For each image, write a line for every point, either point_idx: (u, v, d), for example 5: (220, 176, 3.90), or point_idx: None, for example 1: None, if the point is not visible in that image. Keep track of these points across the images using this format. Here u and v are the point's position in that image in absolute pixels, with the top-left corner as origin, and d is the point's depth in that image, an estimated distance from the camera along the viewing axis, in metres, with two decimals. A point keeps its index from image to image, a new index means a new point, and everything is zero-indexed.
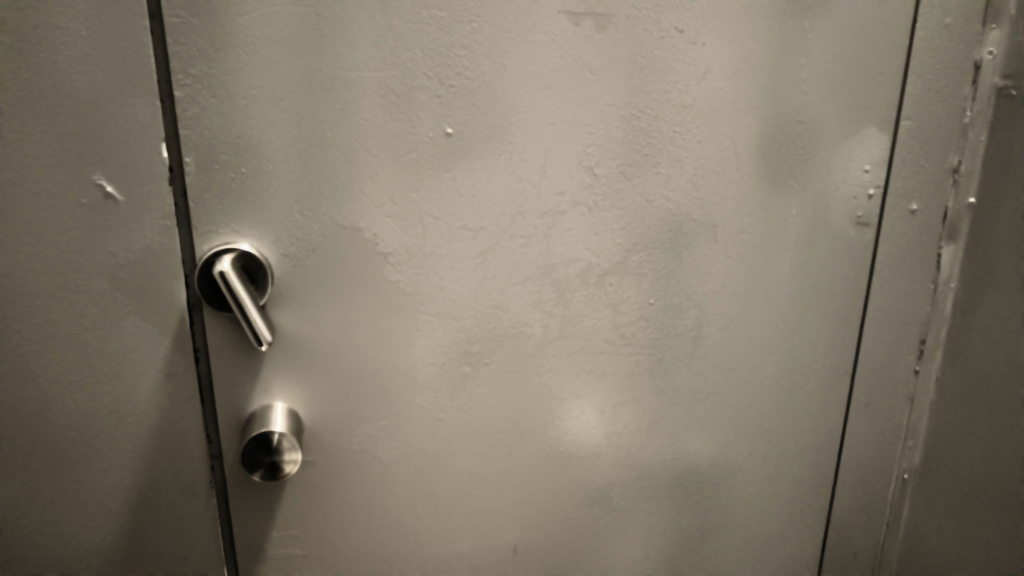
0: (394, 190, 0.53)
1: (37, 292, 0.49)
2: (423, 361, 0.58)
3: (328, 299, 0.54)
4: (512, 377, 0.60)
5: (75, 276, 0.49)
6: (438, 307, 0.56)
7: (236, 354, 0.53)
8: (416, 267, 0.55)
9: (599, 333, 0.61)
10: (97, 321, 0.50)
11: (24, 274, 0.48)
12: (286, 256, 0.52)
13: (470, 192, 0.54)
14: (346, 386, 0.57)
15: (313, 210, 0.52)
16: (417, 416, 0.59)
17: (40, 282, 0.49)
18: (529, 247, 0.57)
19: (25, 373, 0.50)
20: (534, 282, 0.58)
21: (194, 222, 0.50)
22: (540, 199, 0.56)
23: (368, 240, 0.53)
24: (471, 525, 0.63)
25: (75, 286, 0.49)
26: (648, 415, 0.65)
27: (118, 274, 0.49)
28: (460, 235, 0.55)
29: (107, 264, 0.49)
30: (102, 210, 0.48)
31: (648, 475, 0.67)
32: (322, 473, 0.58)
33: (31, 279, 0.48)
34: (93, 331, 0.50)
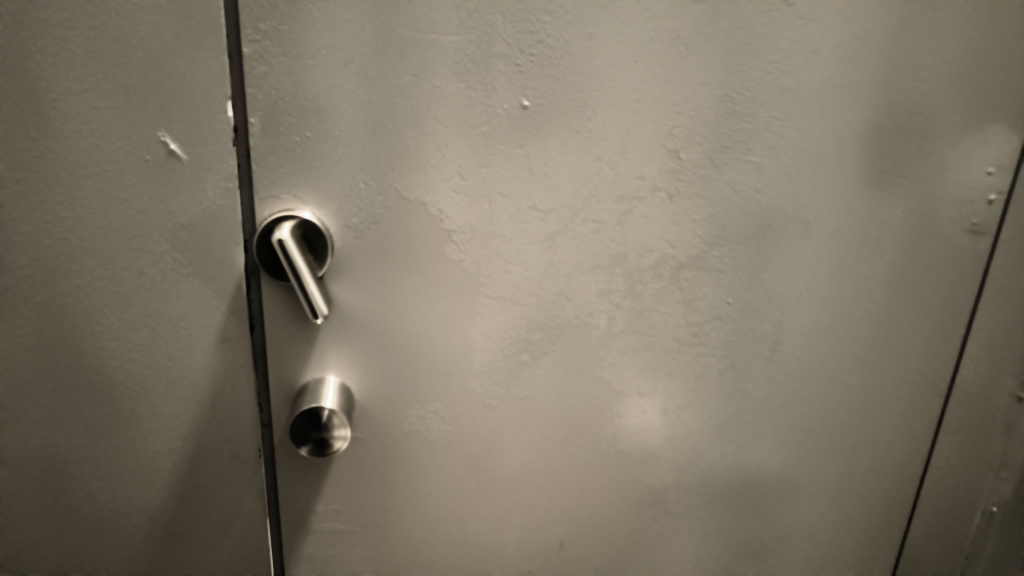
0: (464, 165, 0.50)
1: (99, 247, 0.48)
2: (480, 345, 0.55)
3: (387, 274, 0.52)
4: (573, 370, 0.57)
5: (137, 234, 0.48)
6: (500, 290, 0.54)
7: (292, 324, 0.52)
8: (481, 249, 0.52)
9: (669, 330, 0.57)
10: (156, 281, 0.49)
11: (88, 227, 0.48)
12: (348, 227, 0.50)
13: (543, 171, 0.51)
14: (401, 365, 0.54)
15: (378, 180, 0.49)
16: (470, 402, 0.56)
17: (103, 238, 0.48)
18: (602, 234, 0.53)
19: (85, 327, 0.50)
20: (604, 271, 0.54)
21: (256, 185, 0.48)
22: (618, 183, 0.52)
23: (432, 216, 0.51)
24: (518, 516, 0.61)
25: (135, 244, 0.48)
26: (714, 421, 0.61)
27: (179, 235, 0.48)
28: (530, 216, 0.52)
29: (168, 224, 0.48)
30: (165, 168, 0.47)
31: (710, 484, 0.63)
32: (370, 451, 0.56)
33: (94, 234, 0.48)
34: (151, 291, 0.50)
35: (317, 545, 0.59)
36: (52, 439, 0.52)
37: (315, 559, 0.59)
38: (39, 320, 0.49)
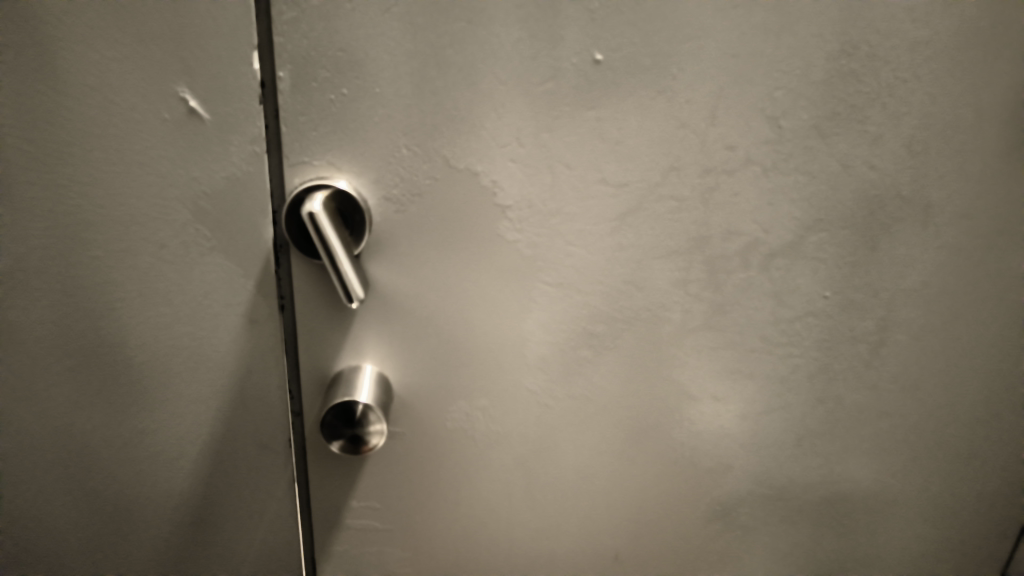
0: (524, 129, 0.43)
1: (116, 215, 0.43)
2: (535, 338, 0.48)
3: (431, 253, 0.45)
4: (640, 368, 0.50)
5: (156, 202, 0.43)
6: (561, 275, 0.47)
7: (325, 307, 0.46)
8: (540, 226, 0.45)
9: (755, 326, 0.49)
10: (177, 254, 0.44)
11: (102, 193, 0.43)
12: (388, 199, 0.44)
13: (616, 139, 0.44)
14: (446, 355, 0.48)
15: (423, 146, 0.43)
16: (522, 398, 0.50)
17: (120, 205, 0.43)
18: (682, 213, 0.45)
19: (102, 302, 0.45)
20: (682, 256, 0.47)
21: (285, 149, 0.42)
22: (704, 154, 0.44)
23: (486, 188, 0.44)
24: (571, 524, 0.55)
25: (155, 213, 0.43)
26: (800, 429, 0.52)
27: (201, 204, 0.43)
28: (598, 190, 0.45)
29: (190, 192, 0.43)
30: (185, 128, 0.41)
31: (793, 499, 0.55)
32: (409, 446, 0.51)
33: (110, 200, 0.43)
34: (173, 265, 0.45)
35: (351, 543, 0.54)
36: (72, 421, 0.48)
37: (348, 557, 0.54)
38: (54, 293, 0.45)
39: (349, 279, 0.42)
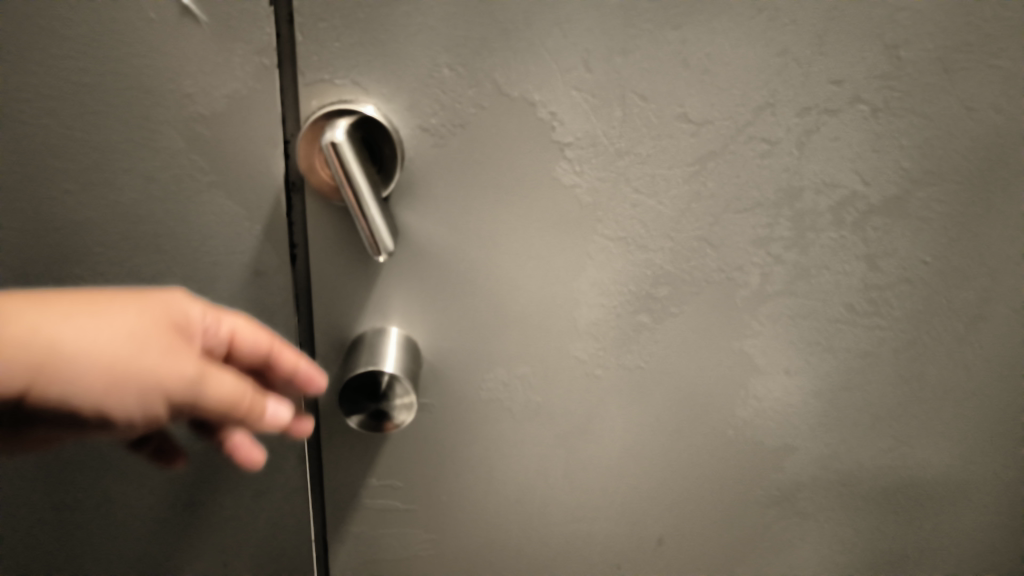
0: (592, 50, 0.35)
1: (92, 142, 0.35)
2: (589, 300, 0.42)
3: (474, 198, 0.38)
4: (705, 337, 0.43)
5: (141, 126, 0.35)
6: (623, 229, 0.40)
7: (346, 258, 0.39)
8: (604, 168, 0.38)
9: (840, 293, 0.43)
10: (168, 191, 0.37)
11: (73, 113, 0.35)
12: (425, 130, 0.36)
13: (701, 67, 0.36)
14: (485, 318, 0.42)
15: (470, 65, 0.35)
16: (569, 368, 0.44)
17: (96, 129, 0.35)
18: (773, 159, 0.39)
19: (79, 246, 0.38)
20: (767, 210, 0.40)
21: (301, 64, 0.34)
22: (805, 91, 0.37)
23: (544, 121, 0.37)
24: (614, 506, 0.49)
25: (140, 139, 0.35)
26: (875, 410, 0.47)
27: (197, 130, 0.35)
28: (675, 129, 0.37)
29: (183, 114, 0.35)
30: (176, 33, 0.33)
31: (856, 484, 0.50)
32: (438, 417, 0.45)
33: (84, 122, 0.35)
34: (163, 204, 0.37)
35: (368, 522, 0.48)
36: None
37: (363, 538, 0.49)
38: (18, 236, 0.37)
39: (377, 228, 0.35)
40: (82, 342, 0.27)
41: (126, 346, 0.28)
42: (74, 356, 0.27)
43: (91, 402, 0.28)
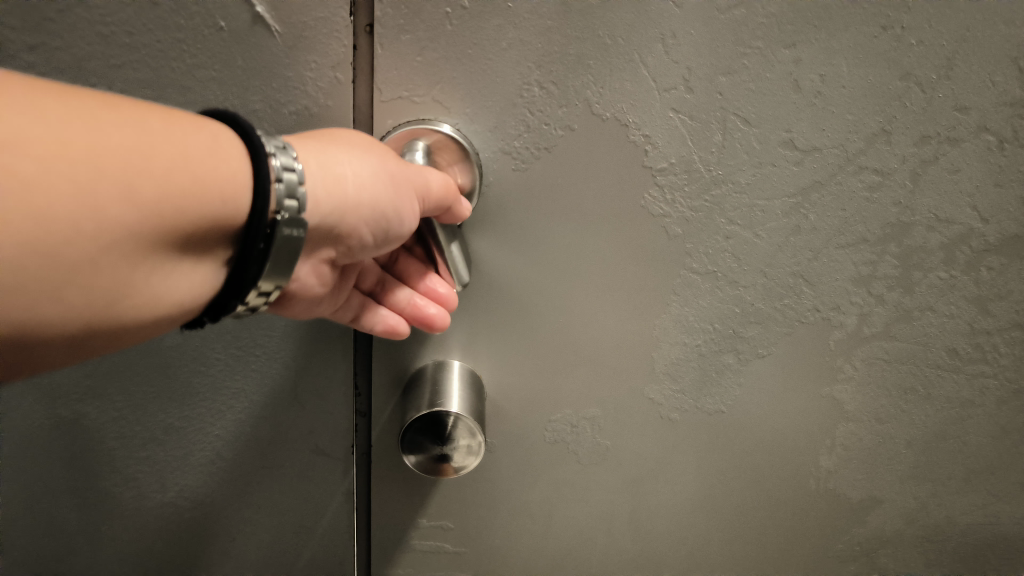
0: (695, 69, 0.32)
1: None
2: (671, 337, 0.38)
3: (554, 227, 0.35)
4: (793, 380, 0.40)
5: None
6: (714, 263, 0.36)
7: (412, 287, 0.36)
8: (698, 197, 0.35)
9: (944, 337, 0.39)
10: None
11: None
12: (507, 152, 0.33)
13: (813, 90, 0.33)
14: (557, 355, 0.39)
15: (562, 84, 0.32)
16: (643, 410, 0.40)
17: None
18: (882, 192, 0.35)
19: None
20: (871, 247, 0.36)
21: (378, 78, 0.31)
22: (924, 118, 0.34)
23: (636, 146, 0.33)
24: (680, 555, 0.45)
25: None
26: (971, 462, 0.43)
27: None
28: (779, 156, 0.34)
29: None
30: (246, 43, 0.30)
31: (944, 540, 0.46)
32: (499, 457, 0.42)
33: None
34: None
35: (416, 564, 0.45)
36: (82, 412, 0.38)
37: None
38: None
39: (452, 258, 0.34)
40: (358, 168, 0.29)
41: (380, 155, 0.30)
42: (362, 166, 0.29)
43: (375, 200, 0.29)
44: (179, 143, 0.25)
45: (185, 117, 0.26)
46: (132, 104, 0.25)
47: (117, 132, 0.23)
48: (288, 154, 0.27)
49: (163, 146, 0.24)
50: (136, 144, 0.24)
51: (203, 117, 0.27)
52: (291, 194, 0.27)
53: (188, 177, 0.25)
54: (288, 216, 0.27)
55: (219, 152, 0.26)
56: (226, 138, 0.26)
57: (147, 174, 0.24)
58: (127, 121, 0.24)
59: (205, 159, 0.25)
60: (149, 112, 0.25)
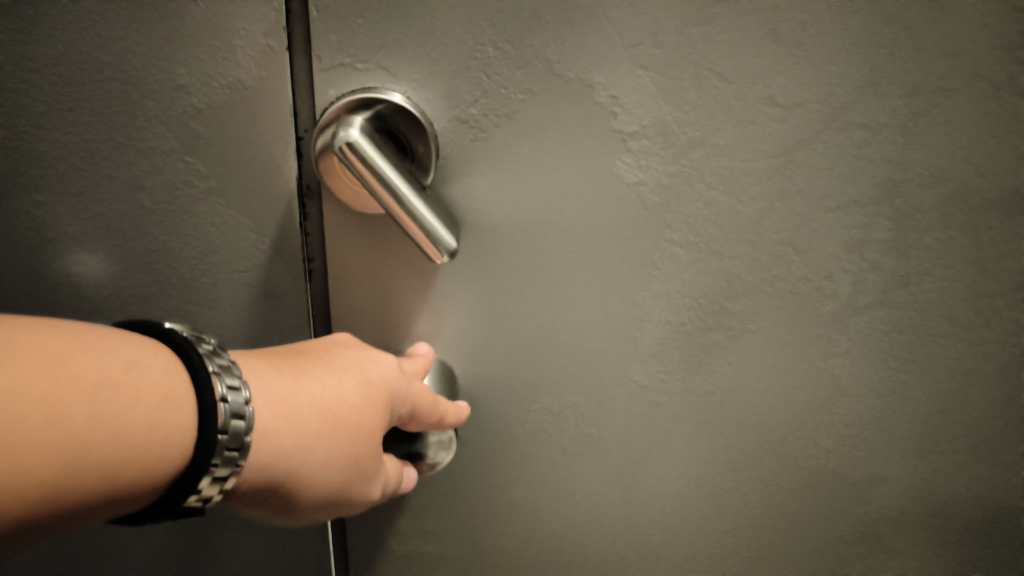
0: (664, 21, 0.29)
1: (72, 139, 0.30)
2: (652, 316, 0.36)
3: (520, 200, 0.32)
4: (786, 356, 0.37)
5: (129, 118, 0.30)
6: (695, 233, 0.34)
7: (367, 275, 0.33)
8: (673, 162, 0.32)
9: (948, 305, 0.36)
10: (160, 200, 0.31)
11: (50, 105, 0.30)
12: (463, 121, 0.30)
13: (793, 39, 0.30)
14: (531, 340, 0.36)
15: (517, 42, 0.29)
16: (626, 395, 0.38)
17: (76, 124, 0.30)
18: (872, 148, 0.32)
19: (55, 258, 0.33)
20: (863, 208, 0.34)
21: (317, 45, 0.29)
22: (914, 65, 0.31)
23: (603, 108, 0.31)
24: (682, 558, 0.42)
25: (128, 138, 0.30)
26: (996, 449, 0.39)
27: (193, 129, 0.30)
28: (758, 113, 0.31)
29: (178, 107, 0.30)
30: (167, 11, 0.28)
31: (975, 541, 0.41)
32: (477, 451, 0.39)
33: (63, 114, 0.30)
34: (154, 216, 0.32)
35: (395, 571, 0.42)
36: None
37: None
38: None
39: (426, 219, 0.30)
40: (312, 424, 0.25)
41: (332, 404, 0.26)
42: (311, 469, 0.25)
43: (330, 467, 0.26)
44: (107, 408, 0.20)
45: (115, 353, 0.21)
46: (45, 338, 0.20)
47: (49, 410, 0.19)
48: (236, 392, 0.23)
49: (138, 384, 0.21)
50: (62, 417, 0.19)
51: (131, 350, 0.22)
52: (236, 417, 0.22)
53: (120, 452, 0.20)
54: (228, 459, 0.22)
55: (146, 394, 0.21)
56: (157, 379, 0.22)
57: (85, 453, 0.19)
58: (50, 371, 0.19)
59: (128, 413, 0.20)
60: (70, 351, 0.20)
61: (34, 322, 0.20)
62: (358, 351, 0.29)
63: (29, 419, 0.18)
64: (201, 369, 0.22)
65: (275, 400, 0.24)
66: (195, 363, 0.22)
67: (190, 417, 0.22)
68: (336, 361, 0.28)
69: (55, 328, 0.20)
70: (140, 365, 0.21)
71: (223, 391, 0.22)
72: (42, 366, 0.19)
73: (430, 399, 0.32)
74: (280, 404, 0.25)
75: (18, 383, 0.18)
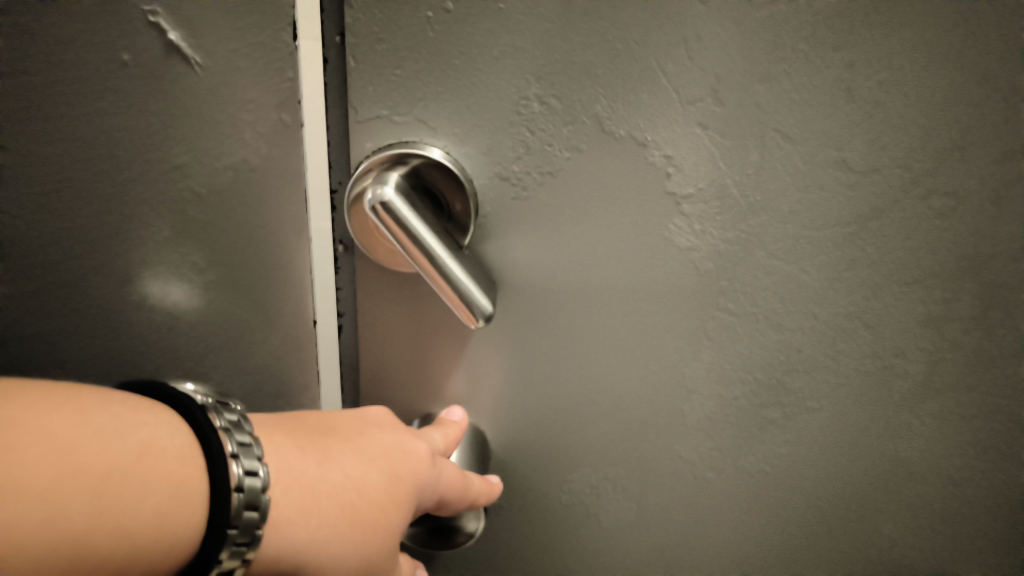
0: (725, 76, 0.27)
1: (71, 216, 0.30)
2: (702, 390, 0.33)
3: (563, 263, 0.30)
4: (849, 439, 0.34)
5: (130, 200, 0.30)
6: (753, 303, 0.31)
7: (400, 333, 0.32)
8: (732, 227, 0.29)
9: None
10: (158, 280, 0.31)
11: (49, 191, 0.30)
12: (504, 178, 0.29)
13: (869, 98, 0.27)
14: (571, 409, 0.33)
15: (565, 97, 0.27)
16: (671, 471, 0.35)
17: (78, 203, 0.30)
18: (956, 218, 0.29)
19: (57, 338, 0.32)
20: (943, 283, 0.30)
21: (354, 97, 0.27)
22: (1010, 130, 0.28)
23: (656, 169, 0.28)
24: None
25: (126, 219, 0.30)
26: None
27: (192, 211, 0.30)
28: (829, 177, 0.28)
29: (175, 189, 0.29)
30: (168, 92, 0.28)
31: None
32: (508, 521, 0.36)
33: (67, 189, 0.30)
34: (155, 296, 0.31)
35: None
36: None
37: None
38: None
39: (461, 280, 0.28)
40: (331, 525, 0.23)
41: (357, 500, 0.24)
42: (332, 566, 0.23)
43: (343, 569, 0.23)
44: (110, 506, 0.18)
45: (128, 440, 0.19)
46: (55, 422, 0.18)
47: (49, 516, 0.17)
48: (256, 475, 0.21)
49: (144, 474, 0.19)
50: (61, 523, 0.18)
51: (147, 432, 0.20)
52: (249, 505, 0.21)
53: (121, 556, 0.19)
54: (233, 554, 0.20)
55: (156, 491, 0.19)
56: (170, 469, 0.20)
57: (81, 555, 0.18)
58: (49, 467, 0.18)
59: (135, 510, 0.19)
60: (79, 443, 0.18)
61: (44, 393, 0.19)
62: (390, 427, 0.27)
63: (24, 529, 0.17)
64: (218, 458, 0.20)
65: (301, 488, 0.23)
66: (213, 451, 0.20)
67: (200, 515, 0.20)
68: (366, 442, 0.26)
69: (65, 405, 0.19)
70: (154, 453, 0.20)
71: (240, 483, 0.20)
72: (47, 463, 0.18)
73: (461, 481, 0.30)
74: (305, 492, 0.23)
75: (18, 487, 0.17)
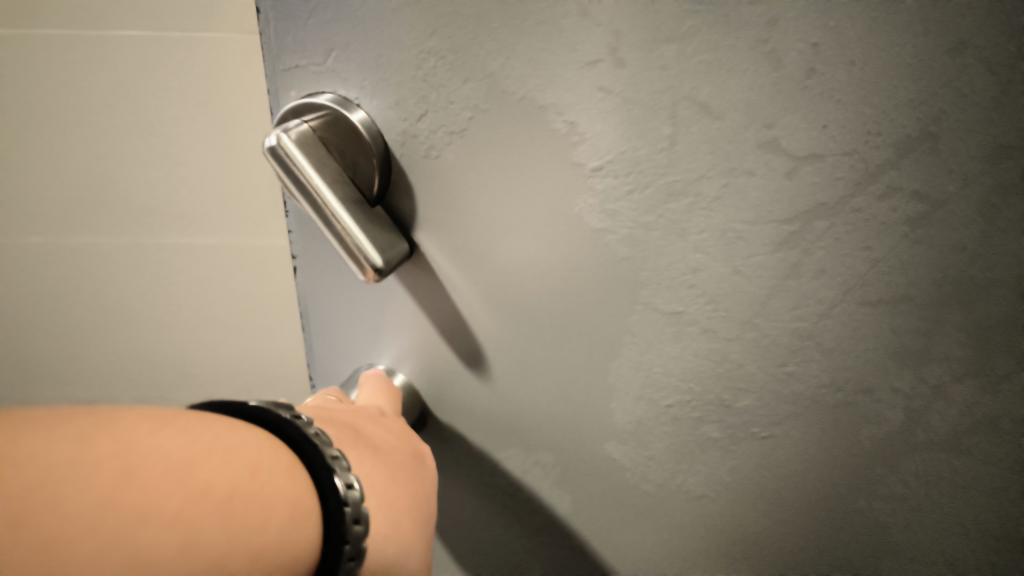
0: (625, 34, 0.23)
1: None
2: (629, 388, 0.30)
3: (476, 231, 0.29)
4: (803, 476, 0.29)
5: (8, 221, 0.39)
6: (680, 301, 0.27)
7: (338, 281, 0.33)
8: (648, 210, 0.26)
9: None
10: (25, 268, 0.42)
11: None
12: (414, 135, 0.28)
13: (803, 65, 0.22)
14: (496, 384, 0.32)
15: (461, 52, 0.26)
16: (604, 471, 0.32)
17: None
18: (931, 229, 0.23)
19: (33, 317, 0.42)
20: (918, 312, 0.24)
21: (276, 44, 0.28)
22: (1012, 118, 0.21)
23: (561, 137, 0.26)
24: None
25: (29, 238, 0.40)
26: None
27: None
28: (757, 162, 0.24)
29: None
30: None
31: None
32: (454, 480, 0.37)
33: None
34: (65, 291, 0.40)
35: None
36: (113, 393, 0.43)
37: None
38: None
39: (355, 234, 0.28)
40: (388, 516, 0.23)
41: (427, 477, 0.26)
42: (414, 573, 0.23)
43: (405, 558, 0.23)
44: (241, 521, 0.16)
45: (238, 456, 0.17)
46: (164, 440, 0.16)
47: (186, 533, 0.15)
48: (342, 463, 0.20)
49: (250, 493, 0.17)
50: (197, 536, 0.15)
51: (250, 452, 0.18)
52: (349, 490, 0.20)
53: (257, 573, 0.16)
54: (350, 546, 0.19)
55: (277, 502, 0.18)
56: (282, 488, 0.18)
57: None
58: (175, 484, 0.15)
59: (259, 521, 0.17)
60: (194, 459, 0.16)
61: (142, 416, 0.16)
62: (390, 438, 0.27)
63: (166, 542, 0.14)
64: (320, 464, 0.20)
65: (381, 494, 0.23)
66: (320, 466, 0.19)
67: (316, 527, 0.18)
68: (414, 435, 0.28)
69: (134, 416, 0.16)
70: (266, 469, 0.18)
71: (348, 496, 0.19)
72: (171, 479, 0.15)
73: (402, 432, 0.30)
74: (382, 498, 0.23)
75: (145, 500, 0.15)
